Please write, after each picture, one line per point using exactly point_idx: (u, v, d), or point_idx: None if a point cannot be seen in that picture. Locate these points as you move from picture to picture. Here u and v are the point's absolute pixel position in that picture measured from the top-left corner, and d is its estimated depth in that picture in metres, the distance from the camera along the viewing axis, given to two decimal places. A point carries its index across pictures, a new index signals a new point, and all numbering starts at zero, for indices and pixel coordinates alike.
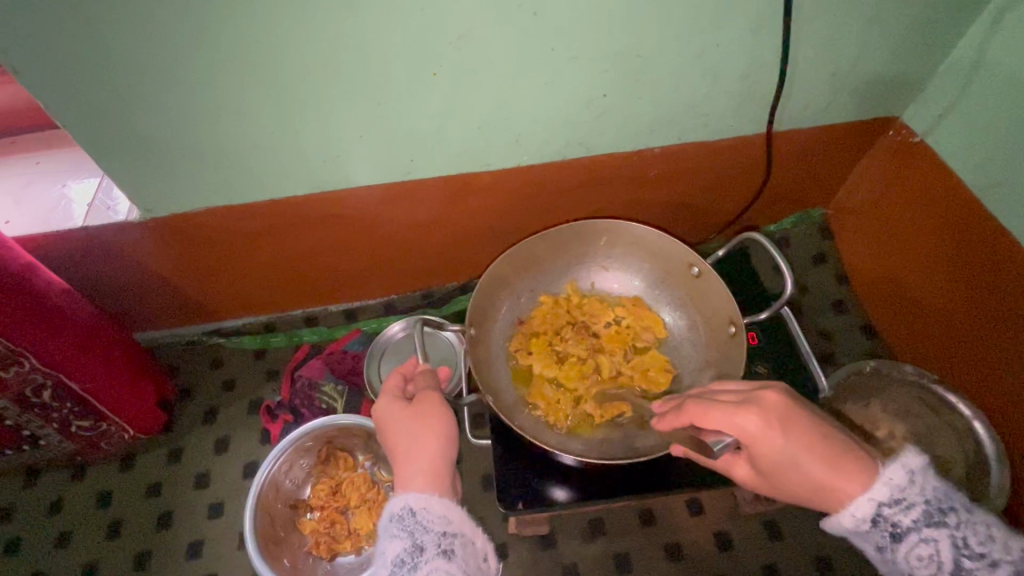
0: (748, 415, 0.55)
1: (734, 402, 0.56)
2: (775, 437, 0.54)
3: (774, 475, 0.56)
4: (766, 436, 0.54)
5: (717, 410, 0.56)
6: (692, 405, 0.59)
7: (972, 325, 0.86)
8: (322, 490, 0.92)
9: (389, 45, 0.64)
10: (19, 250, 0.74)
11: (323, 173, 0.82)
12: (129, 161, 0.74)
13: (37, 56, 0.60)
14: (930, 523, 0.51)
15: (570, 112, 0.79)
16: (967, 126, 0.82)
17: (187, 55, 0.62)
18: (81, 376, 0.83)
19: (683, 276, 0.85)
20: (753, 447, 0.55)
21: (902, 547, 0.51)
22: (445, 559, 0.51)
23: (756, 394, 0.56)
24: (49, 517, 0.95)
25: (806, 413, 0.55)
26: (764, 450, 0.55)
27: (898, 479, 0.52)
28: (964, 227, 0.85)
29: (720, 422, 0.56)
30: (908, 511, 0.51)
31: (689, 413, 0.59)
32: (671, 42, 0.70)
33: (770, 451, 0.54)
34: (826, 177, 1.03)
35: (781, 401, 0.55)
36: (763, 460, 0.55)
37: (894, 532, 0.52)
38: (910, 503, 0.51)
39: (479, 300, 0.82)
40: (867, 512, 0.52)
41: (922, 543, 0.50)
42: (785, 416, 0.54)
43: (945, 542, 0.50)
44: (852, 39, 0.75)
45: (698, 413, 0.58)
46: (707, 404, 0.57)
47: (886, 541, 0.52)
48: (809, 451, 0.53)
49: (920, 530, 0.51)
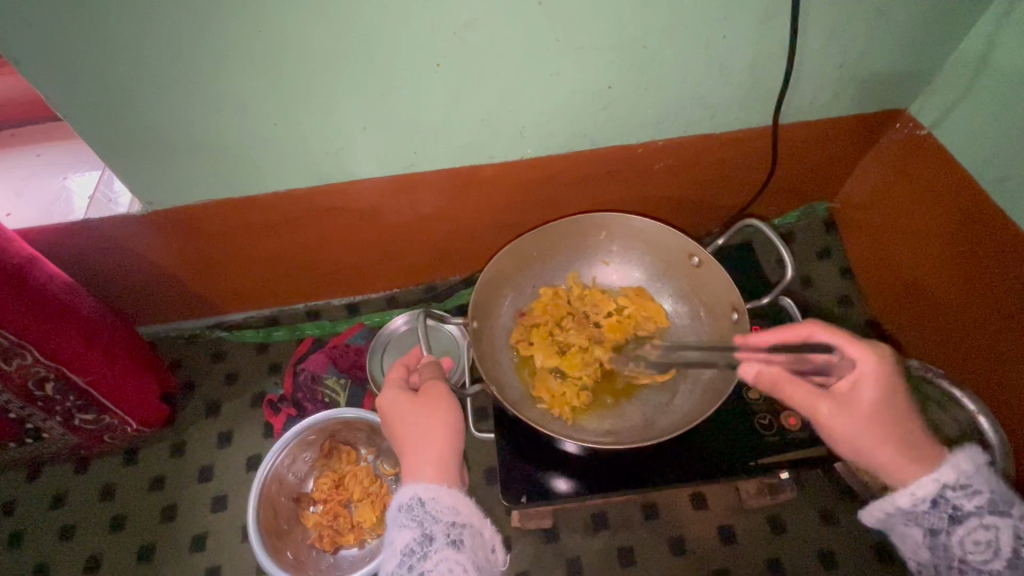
0: (875, 350, 0.58)
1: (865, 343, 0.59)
2: (891, 382, 0.57)
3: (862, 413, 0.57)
4: (884, 377, 0.57)
5: (852, 337, 0.59)
6: (823, 329, 0.61)
7: (985, 323, 0.85)
8: (326, 484, 0.92)
9: (392, 36, 0.64)
10: (21, 243, 0.74)
11: (327, 164, 0.81)
12: (132, 153, 0.74)
13: (38, 47, 0.59)
14: (993, 511, 0.54)
15: (575, 104, 0.78)
16: (976, 118, 0.81)
17: (190, 45, 0.61)
18: (84, 369, 0.83)
19: (686, 266, 0.84)
20: (864, 379, 0.57)
21: (960, 531, 0.54)
22: (455, 549, 0.51)
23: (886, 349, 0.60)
24: (53, 510, 0.95)
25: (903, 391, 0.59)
26: (876, 384, 0.57)
27: (966, 466, 0.55)
28: (970, 218, 0.85)
29: (845, 343, 0.59)
30: (972, 496, 0.54)
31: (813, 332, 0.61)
32: (678, 32, 0.70)
33: (879, 388, 0.57)
34: (832, 170, 1.02)
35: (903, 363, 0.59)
36: (862, 404, 0.57)
37: (954, 514, 0.55)
38: (975, 490, 0.54)
39: (482, 293, 0.82)
40: (931, 492, 0.55)
41: (981, 528, 0.53)
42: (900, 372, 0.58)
43: (1007, 531, 0.53)
44: (860, 30, 0.74)
45: (827, 334, 0.60)
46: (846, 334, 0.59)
47: (944, 523, 0.55)
48: (905, 413, 0.57)
49: (982, 516, 0.54)
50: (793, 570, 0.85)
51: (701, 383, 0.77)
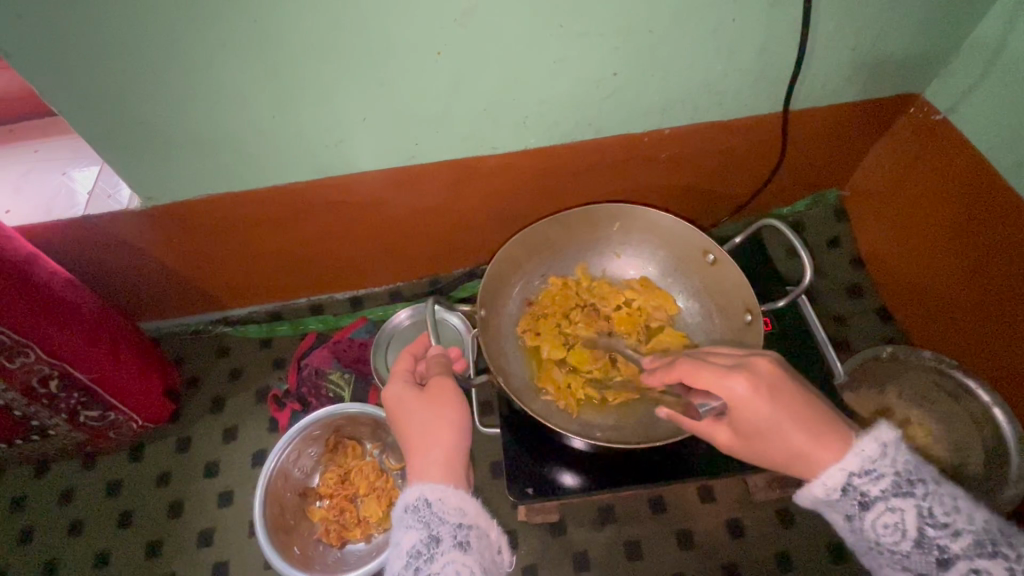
0: (737, 380, 0.54)
1: (723, 365, 0.56)
2: (762, 405, 0.53)
3: (752, 440, 0.55)
4: (754, 402, 0.53)
5: (707, 370, 0.56)
6: (686, 365, 0.58)
7: (989, 326, 0.85)
8: (332, 478, 0.91)
9: (391, 24, 0.62)
10: (20, 240, 0.73)
11: (327, 157, 0.80)
12: (128, 147, 0.73)
13: (31, 41, 0.58)
14: (898, 494, 0.49)
15: (579, 92, 0.76)
16: (993, 103, 0.79)
17: (183, 35, 0.60)
18: (87, 366, 0.82)
19: (698, 262, 0.82)
20: (736, 409, 0.54)
21: (870, 516, 0.50)
22: (462, 551, 0.50)
23: (748, 362, 0.56)
24: (61, 505, 0.95)
25: (794, 381, 0.54)
26: (748, 415, 0.53)
27: (871, 451, 0.50)
28: (981, 205, 0.83)
29: (707, 383, 0.56)
30: (877, 481, 0.50)
31: (678, 370, 0.59)
32: (686, 16, 0.67)
33: (753, 417, 0.53)
34: (845, 155, 1.00)
35: (772, 372, 0.54)
36: (746, 426, 0.54)
37: (863, 501, 0.50)
38: (880, 474, 0.50)
39: (490, 282, 0.80)
40: (838, 481, 0.51)
41: (887, 512, 0.49)
42: (775, 384, 0.53)
43: (911, 513, 0.48)
44: (875, 11, 0.71)
45: (688, 373, 0.57)
46: (693, 365, 0.57)
47: (855, 509, 0.51)
48: (784, 426, 0.52)
49: (888, 500, 0.49)
50: (802, 563, 0.85)
51: None
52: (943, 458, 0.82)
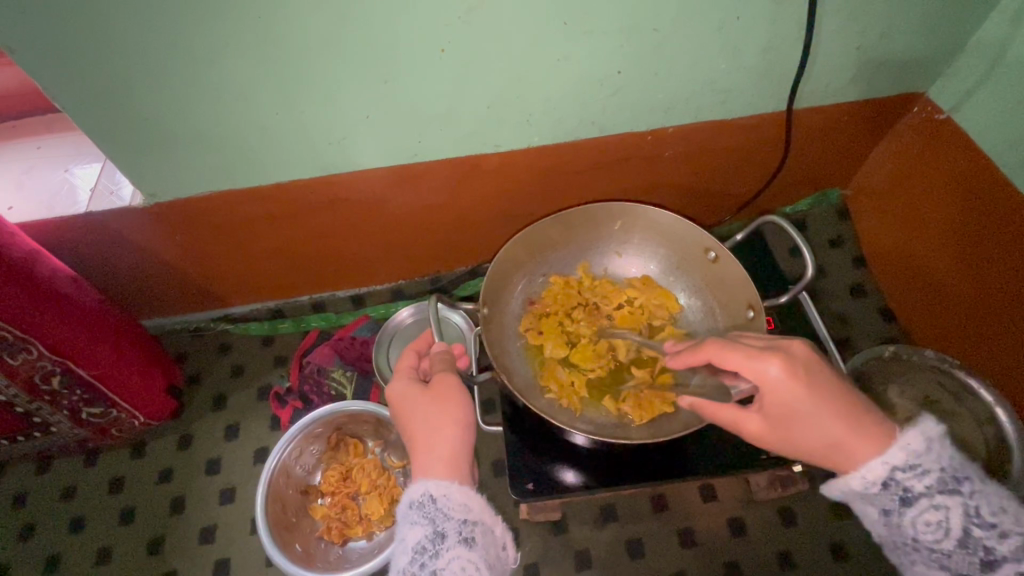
0: (773, 363, 0.54)
1: (758, 348, 0.55)
2: (797, 389, 0.53)
3: (781, 423, 0.55)
4: (790, 385, 0.53)
5: (741, 352, 0.55)
6: (717, 346, 0.58)
7: (992, 325, 0.85)
8: (334, 476, 0.91)
9: (396, 21, 0.62)
10: (23, 236, 0.73)
11: (330, 154, 0.80)
12: (132, 144, 0.73)
13: (35, 36, 0.58)
14: (944, 491, 0.50)
15: (583, 90, 0.76)
16: (997, 103, 0.79)
17: (187, 31, 0.60)
18: (90, 362, 0.82)
19: (701, 260, 0.82)
20: (769, 392, 0.54)
21: (911, 512, 0.50)
22: (466, 547, 0.50)
23: (782, 345, 0.56)
24: (63, 502, 0.95)
25: (829, 366, 0.55)
26: (783, 396, 0.53)
27: (916, 445, 0.51)
28: (984, 203, 0.83)
29: (739, 365, 0.55)
30: (922, 477, 0.50)
31: (707, 352, 0.59)
32: (690, 14, 0.67)
33: (787, 401, 0.53)
34: (847, 154, 1.00)
35: (808, 355, 0.54)
36: (777, 410, 0.54)
37: (904, 497, 0.51)
38: (925, 470, 0.50)
39: (493, 280, 0.80)
40: (880, 475, 0.51)
41: (932, 509, 0.50)
42: (811, 368, 0.54)
43: (957, 511, 0.49)
44: (879, 11, 0.71)
45: (721, 356, 0.57)
46: (727, 345, 0.57)
47: (895, 505, 0.51)
48: (818, 409, 0.53)
49: (933, 496, 0.50)
50: (803, 562, 0.85)
51: None
52: None
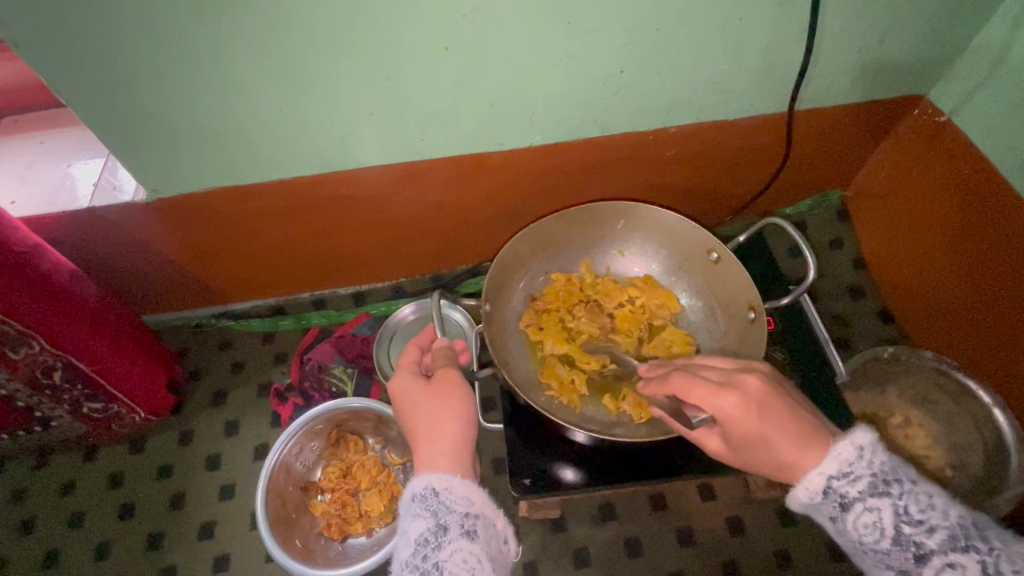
0: (727, 397, 0.54)
1: (715, 381, 0.56)
2: (751, 423, 0.53)
3: (740, 449, 0.56)
4: (742, 419, 0.54)
5: (696, 386, 0.56)
6: (678, 378, 0.58)
7: (986, 329, 0.86)
8: (333, 473, 0.91)
9: (400, 18, 0.62)
10: (26, 231, 0.73)
11: (333, 151, 0.80)
12: (136, 139, 0.73)
13: (41, 30, 0.58)
14: (874, 493, 0.48)
15: (586, 89, 0.77)
16: (998, 105, 0.80)
17: (193, 26, 0.60)
18: (91, 356, 0.82)
19: (703, 261, 0.83)
20: (726, 425, 0.55)
21: (850, 517, 0.49)
22: (469, 540, 0.51)
23: (738, 378, 0.56)
24: (62, 497, 0.95)
25: (786, 397, 0.54)
26: (737, 429, 0.54)
27: (847, 453, 0.50)
28: (982, 206, 0.84)
29: (697, 398, 0.56)
30: (853, 483, 0.49)
31: (670, 381, 0.60)
32: (693, 15, 0.68)
33: (743, 432, 0.54)
34: (849, 155, 1.00)
35: (762, 391, 0.54)
36: (736, 438, 0.55)
37: (841, 503, 0.50)
38: (857, 476, 0.49)
39: (495, 278, 0.81)
40: (818, 484, 0.50)
41: (865, 512, 0.48)
42: (767, 402, 0.54)
43: (887, 511, 0.47)
44: (881, 13, 0.72)
45: (681, 388, 0.58)
46: (687, 378, 0.58)
47: (837, 511, 0.50)
48: (770, 440, 0.53)
49: (865, 500, 0.48)
50: (801, 561, 0.85)
51: None
52: (943, 460, 0.83)
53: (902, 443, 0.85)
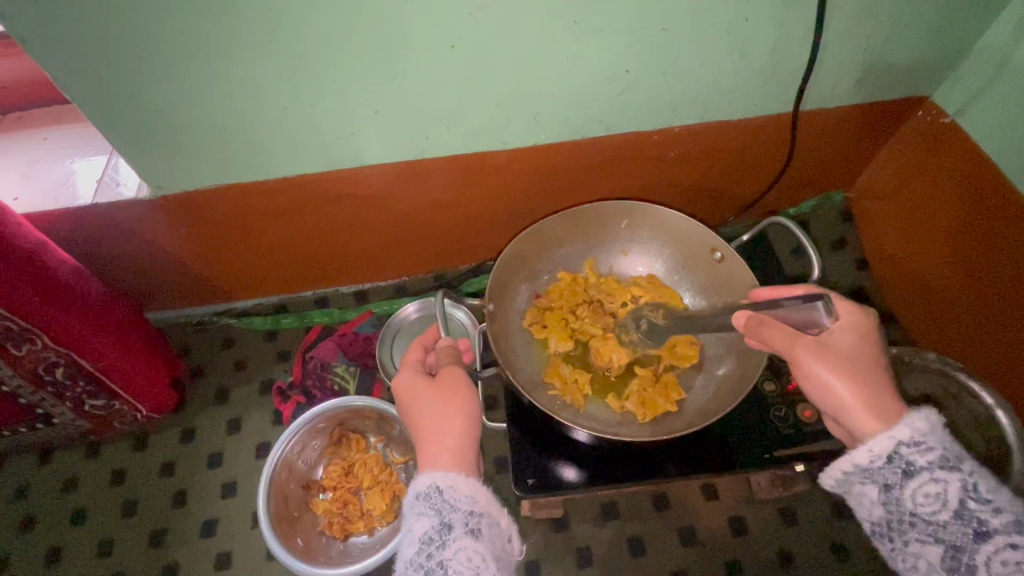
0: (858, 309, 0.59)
1: None
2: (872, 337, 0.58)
3: (842, 350, 0.57)
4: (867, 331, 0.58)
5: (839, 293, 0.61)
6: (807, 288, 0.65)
7: (990, 331, 0.86)
8: (335, 471, 0.92)
9: (407, 17, 0.62)
10: (29, 227, 0.73)
11: (337, 150, 0.80)
12: (139, 136, 0.73)
13: (46, 26, 0.58)
14: (945, 466, 0.50)
15: (590, 88, 0.77)
16: (1002, 107, 0.80)
17: (199, 23, 0.60)
18: (93, 354, 0.82)
19: (707, 261, 0.83)
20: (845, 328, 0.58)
21: (912, 485, 0.51)
22: (473, 538, 0.51)
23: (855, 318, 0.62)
24: (64, 494, 0.95)
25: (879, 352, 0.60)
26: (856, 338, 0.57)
27: (921, 424, 0.52)
28: (986, 207, 0.84)
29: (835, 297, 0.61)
30: (925, 452, 0.51)
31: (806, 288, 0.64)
32: (699, 15, 0.68)
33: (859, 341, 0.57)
34: (853, 155, 1.00)
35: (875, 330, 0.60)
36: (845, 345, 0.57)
37: (906, 470, 0.51)
38: (928, 446, 0.51)
39: (498, 276, 0.81)
40: (885, 448, 0.52)
41: (931, 482, 0.50)
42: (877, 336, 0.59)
43: (955, 485, 0.49)
44: (887, 14, 0.72)
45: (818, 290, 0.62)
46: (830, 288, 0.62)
47: (897, 479, 0.52)
48: (877, 354, 0.57)
49: (933, 470, 0.50)
50: (804, 562, 0.85)
51: (715, 380, 0.77)
52: None
53: None
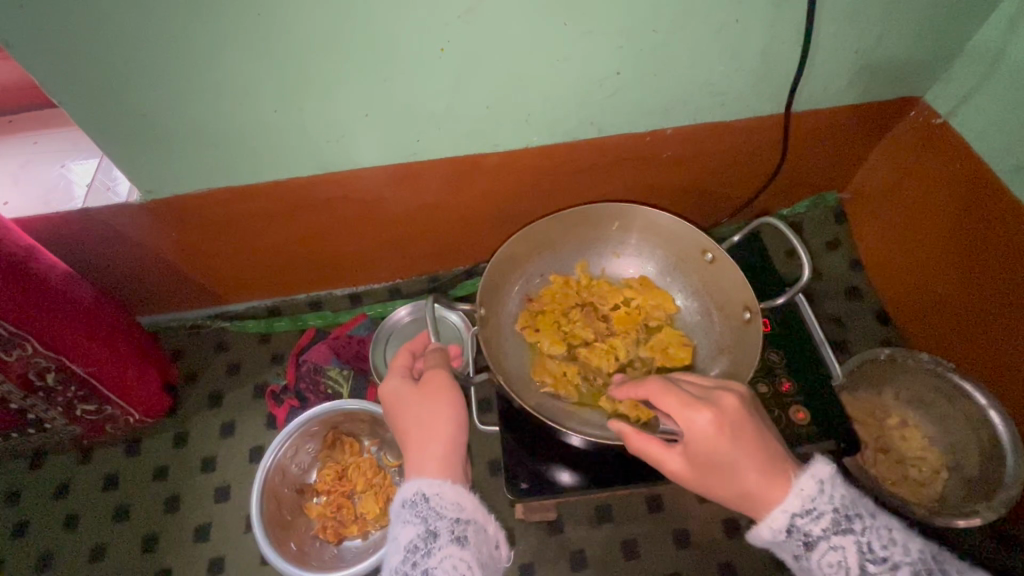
0: (702, 415, 0.54)
1: (693, 397, 0.56)
2: (721, 443, 0.53)
3: (699, 467, 0.56)
4: (714, 439, 0.54)
5: (677, 401, 0.56)
6: (656, 386, 0.59)
7: (990, 329, 0.85)
8: (329, 475, 0.91)
9: (394, 20, 0.62)
10: (19, 232, 0.73)
11: (327, 153, 0.80)
12: (129, 140, 0.72)
13: (34, 32, 0.58)
14: (838, 531, 0.50)
15: (581, 90, 0.76)
16: (993, 108, 0.79)
17: (186, 28, 0.59)
18: (84, 359, 0.82)
19: (698, 262, 0.83)
20: (693, 443, 0.55)
21: (815, 556, 0.51)
22: (459, 546, 0.50)
23: (715, 396, 0.56)
24: (57, 499, 0.95)
25: (756, 421, 0.55)
26: (705, 450, 0.54)
27: (809, 489, 0.52)
28: (977, 210, 0.84)
29: (675, 409, 0.56)
30: (817, 520, 0.51)
31: (649, 391, 0.59)
32: (689, 16, 0.68)
33: (709, 452, 0.54)
34: (846, 156, 1.00)
35: (737, 410, 0.55)
36: (698, 458, 0.55)
37: (806, 541, 0.52)
38: (820, 513, 0.51)
39: (491, 279, 0.81)
40: (782, 523, 0.52)
41: (830, 551, 0.50)
42: (738, 420, 0.54)
43: (852, 550, 0.50)
44: (878, 15, 0.72)
45: (659, 398, 0.58)
46: (667, 391, 0.57)
47: (801, 549, 0.52)
48: (732, 457, 0.53)
49: (829, 538, 0.51)
50: None
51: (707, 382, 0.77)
52: (938, 460, 0.86)
53: (896, 444, 0.88)
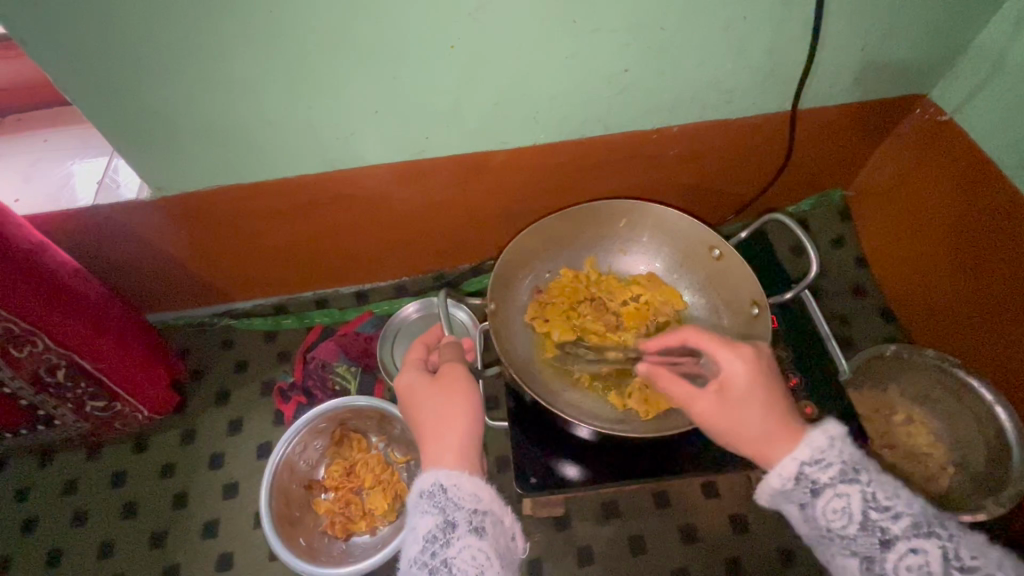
0: (740, 352, 0.58)
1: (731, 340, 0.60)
2: (755, 379, 0.57)
3: (727, 403, 0.57)
4: (750, 376, 0.57)
5: (719, 339, 0.59)
6: (694, 332, 0.61)
7: (995, 323, 0.85)
8: (337, 471, 0.92)
9: (405, 17, 0.62)
10: (30, 228, 0.73)
11: (336, 151, 0.80)
12: (139, 137, 0.73)
13: (49, 29, 0.58)
14: (844, 480, 0.51)
15: (589, 88, 0.77)
16: (999, 105, 0.80)
17: (198, 25, 0.60)
18: (94, 355, 0.82)
19: (706, 259, 0.83)
20: (728, 377, 0.58)
21: (820, 503, 0.51)
22: (478, 536, 0.51)
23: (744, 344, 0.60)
24: (66, 496, 0.95)
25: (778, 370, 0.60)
26: (740, 384, 0.57)
27: (820, 440, 0.52)
28: (983, 203, 0.85)
29: (715, 347, 0.59)
30: (825, 468, 0.51)
31: (687, 335, 0.62)
32: (697, 14, 0.68)
33: (744, 387, 0.57)
34: (851, 153, 1.00)
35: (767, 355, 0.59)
36: (728, 395, 0.57)
37: (813, 488, 0.52)
38: (828, 462, 0.51)
39: (500, 275, 0.81)
40: (792, 470, 0.52)
41: (836, 498, 0.50)
42: (766, 366, 0.58)
43: (857, 498, 0.50)
44: (884, 13, 0.72)
45: (698, 338, 0.61)
46: (705, 333, 0.60)
47: (807, 497, 0.52)
48: (765, 392, 0.56)
49: (836, 486, 0.51)
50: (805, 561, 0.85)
51: None
52: (944, 457, 0.86)
53: (903, 441, 0.88)
